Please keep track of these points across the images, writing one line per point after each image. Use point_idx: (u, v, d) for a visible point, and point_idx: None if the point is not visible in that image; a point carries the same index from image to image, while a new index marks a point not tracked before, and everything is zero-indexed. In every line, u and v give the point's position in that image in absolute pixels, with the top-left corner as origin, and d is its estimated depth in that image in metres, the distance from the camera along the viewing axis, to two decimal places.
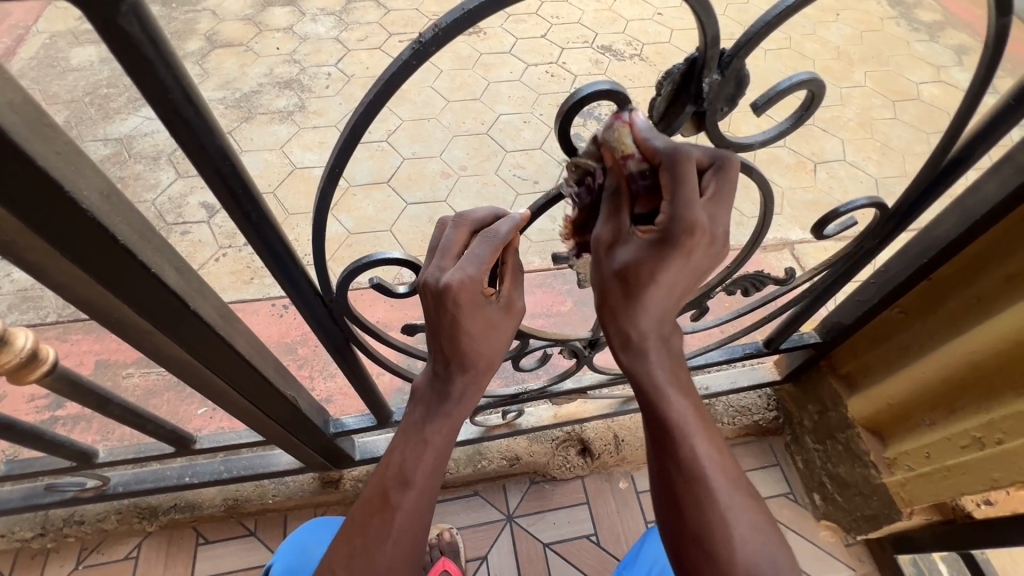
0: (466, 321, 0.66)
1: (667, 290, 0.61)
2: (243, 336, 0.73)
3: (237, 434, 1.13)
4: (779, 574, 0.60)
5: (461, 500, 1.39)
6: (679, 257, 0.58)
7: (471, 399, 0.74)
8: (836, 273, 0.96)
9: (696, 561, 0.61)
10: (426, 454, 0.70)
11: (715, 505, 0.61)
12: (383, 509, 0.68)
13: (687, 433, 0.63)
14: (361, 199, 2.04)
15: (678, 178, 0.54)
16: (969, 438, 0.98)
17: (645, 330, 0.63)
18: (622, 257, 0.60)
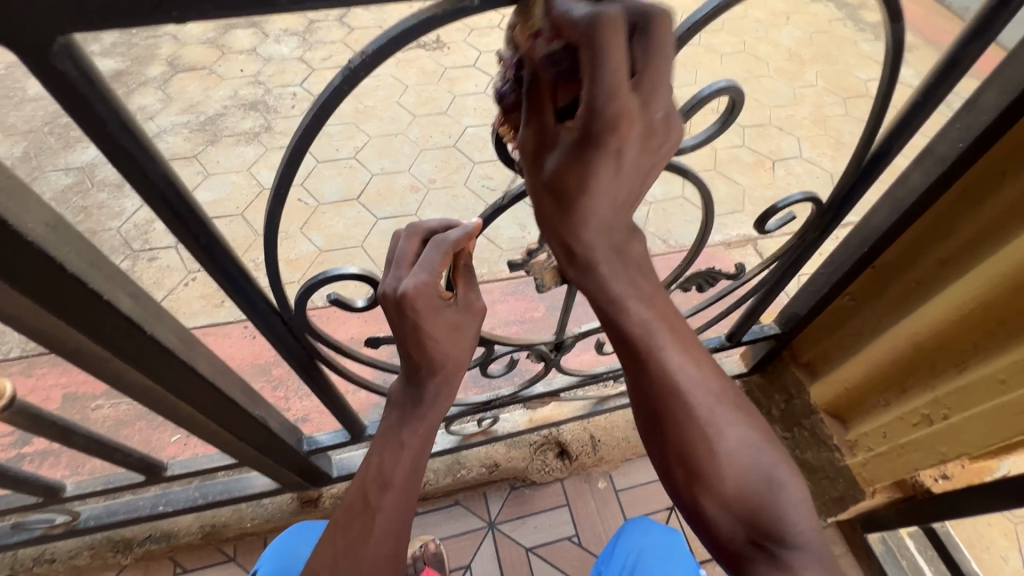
0: (424, 324, 0.67)
1: (606, 190, 0.56)
2: (206, 358, 0.74)
3: (210, 459, 1.12)
4: (767, 480, 0.61)
5: (442, 510, 1.40)
6: (606, 154, 0.52)
7: (445, 396, 0.74)
8: (785, 265, 1.01)
9: (681, 476, 0.62)
10: (403, 456, 0.71)
11: (695, 419, 0.62)
12: (364, 511, 0.68)
13: (656, 347, 0.63)
14: (331, 217, 2.05)
15: (598, 56, 0.44)
16: (920, 415, 1.03)
17: (591, 240, 0.61)
18: (550, 165, 0.54)
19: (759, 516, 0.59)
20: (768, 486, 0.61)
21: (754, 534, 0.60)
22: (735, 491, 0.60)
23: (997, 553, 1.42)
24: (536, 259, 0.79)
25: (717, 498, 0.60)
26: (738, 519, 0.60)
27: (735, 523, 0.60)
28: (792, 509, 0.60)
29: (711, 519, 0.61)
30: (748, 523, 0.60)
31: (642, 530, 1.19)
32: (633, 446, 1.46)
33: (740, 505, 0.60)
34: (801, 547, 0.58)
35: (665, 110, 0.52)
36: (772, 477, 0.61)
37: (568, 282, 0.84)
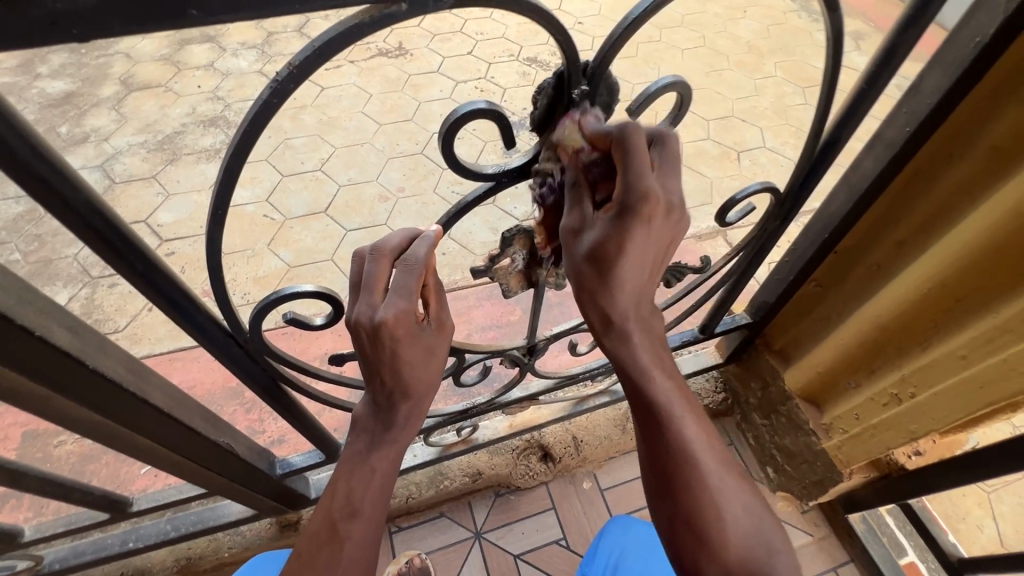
0: (402, 351, 0.66)
1: (633, 265, 0.62)
2: (160, 388, 0.71)
3: (178, 490, 1.08)
4: (767, 546, 0.61)
5: (427, 523, 1.37)
6: (638, 227, 0.59)
7: (415, 421, 0.73)
8: (748, 256, 1.01)
9: (684, 539, 0.62)
10: (373, 481, 0.69)
11: (706, 482, 0.62)
12: (331, 542, 0.66)
13: (674, 413, 0.65)
14: (299, 232, 2.00)
15: (628, 151, 0.56)
16: (889, 395, 1.05)
17: (625, 308, 0.65)
18: (588, 241, 0.61)
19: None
20: (767, 553, 0.61)
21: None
22: (737, 558, 0.60)
23: (974, 523, 1.46)
24: (498, 265, 0.78)
25: (718, 562, 0.60)
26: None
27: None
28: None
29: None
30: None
31: (620, 529, 1.19)
32: (615, 444, 1.46)
33: (740, 575, 0.60)
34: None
35: (682, 198, 0.61)
36: (769, 543, 0.61)
37: (534, 286, 0.83)
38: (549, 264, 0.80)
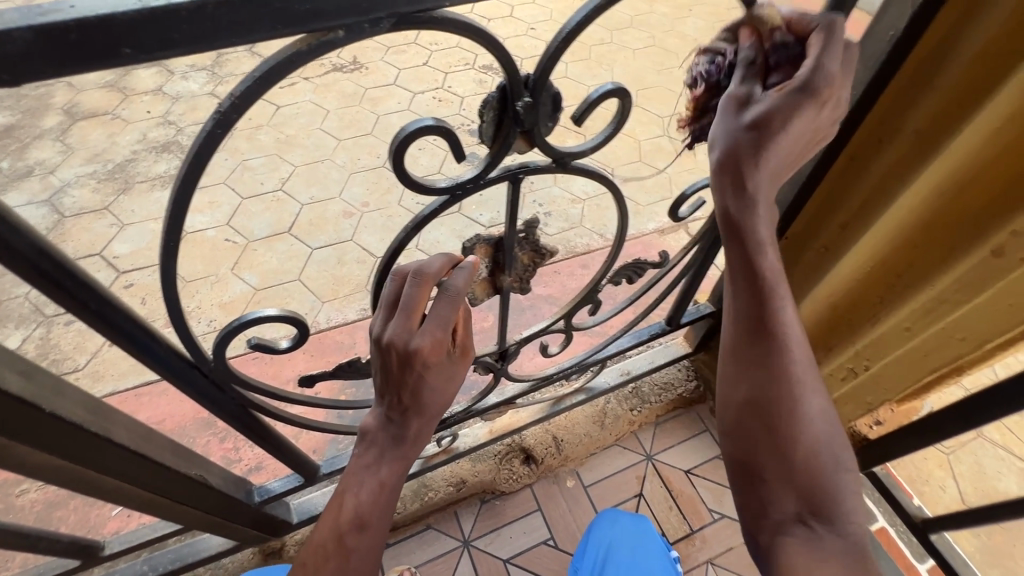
0: (430, 377, 0.68)
1: (787, 151, 0.57)
2: (124, 426, 0.69)
3: (153, 529, 1.04)
4: (834, 460, 0.62)
5: (414, 537, 1.37)
6: (815, 108, 0.55)
7: (425, 435, 0.74)
8: (706, 247, 1.06)
9: (758, 429, 0.64)
10: (379, 496, 0.69)
11: (790, 379, 0.63)
12: (339, 554, 0.65)
13: (781, 297, 0.63)
14: (263, 253, 1.97)
15: (832, 37, 0.54)
16: (845, 369, 1.12)
17: (759, 184, 0.58)
18: (753, 113, 0.55)
19: (819, 486, 0.61)
20: (833, 464, 0.62)
21: (809, 508, 0.61)
22: (804, 458, 0.62)
23: (936, 484, 1.54)
24: None
25: (784, 458, 0.62)
26: (794, 488, 0.61)
27: (790, 493, 0.62)
28: (846, 490, 0.62)
29: (768, 481, 0.63)
30: (804, 496, 0.61)
31: (607, 523, 1.22)
32: (595, 440, 1.49)
33: (803, 473, 0.61)
34: (847, 532, 0.59)
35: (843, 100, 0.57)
36: (837, 456, 0.63)
37: (498, 292, 0.85)
38: (512, 271, 0.82)
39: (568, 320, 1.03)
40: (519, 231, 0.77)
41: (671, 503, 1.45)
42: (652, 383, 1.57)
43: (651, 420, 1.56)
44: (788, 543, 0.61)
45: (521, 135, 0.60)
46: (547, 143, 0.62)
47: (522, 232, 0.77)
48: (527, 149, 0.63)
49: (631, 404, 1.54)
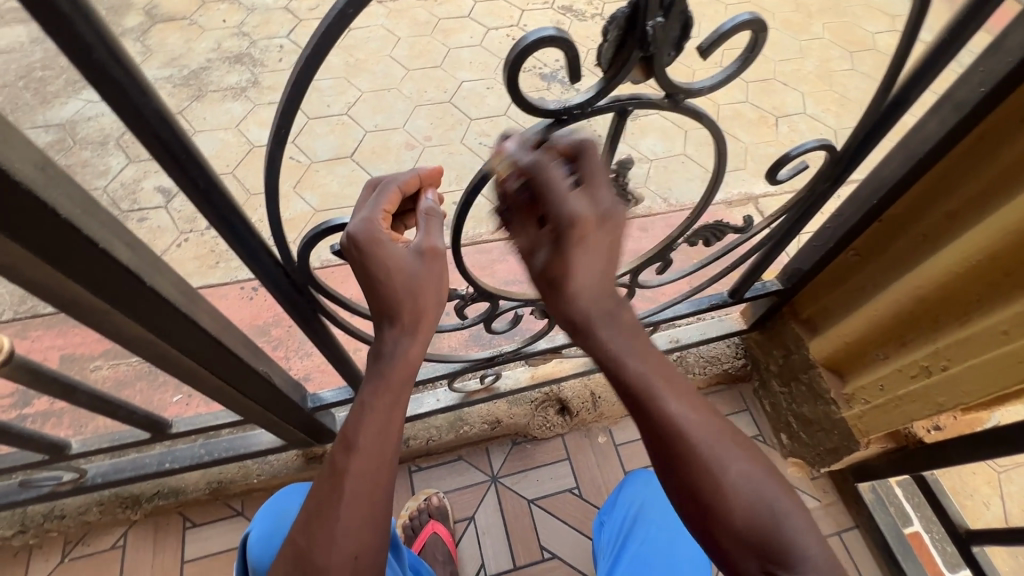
0: (369, 266, 0.66)
1: (584, 268, 0.67)
2: (208, 313, 0.72)
3: (214, 417, 1.11)
4: (771, 509, 0.60)
5: (445, 465, 1.42)
6: (575, 241, 0.66)
7: (397, 345, 0.68)
8: (792, 219, 0.99)
9: (692, 514, 0.62)
10: (366, 415, 0.65)
11: (701, 459, 0.61)
12: (333, 470, 0.63)
13: (655, 395, 0.63)
14: (324, 175, 1.99)
15: (546, 182, 0.64)
16: (918, 367, 1.04)
17: (585, 307, 0.67)
18: (543, 257, 0.68)
19: (767, 541, 0.58)
20: (773, 515, 0.59)
21: (769, 566, 0.58)
22: (744, 523, 0.59)
23: (980, 500, 1.48)
24: None
25: (728, 529, 0.60)
26: (749, 552, 0.59)
27: (747, 556, 0.59)
28: (794, 529, 0.59)
29: (727, 552, 0.60)
30: (760, 555, 0.59)
31: (642, 482, 1.23)
32: None
33: (748, 535, 0.59)
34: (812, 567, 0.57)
35: (613, 204, 0.67)
36: (772, 505, 0.60)
37: None
38: None
39: (634, 277, 1.01)
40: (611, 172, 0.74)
41: None
42: (697, 355, 1.54)
43: None
44: None
45: (642, 61, 0.56)
46: (666, 73, 0.58)
47: (614, 172, 0.74)
48: (643, 79, 0.59)
49: None
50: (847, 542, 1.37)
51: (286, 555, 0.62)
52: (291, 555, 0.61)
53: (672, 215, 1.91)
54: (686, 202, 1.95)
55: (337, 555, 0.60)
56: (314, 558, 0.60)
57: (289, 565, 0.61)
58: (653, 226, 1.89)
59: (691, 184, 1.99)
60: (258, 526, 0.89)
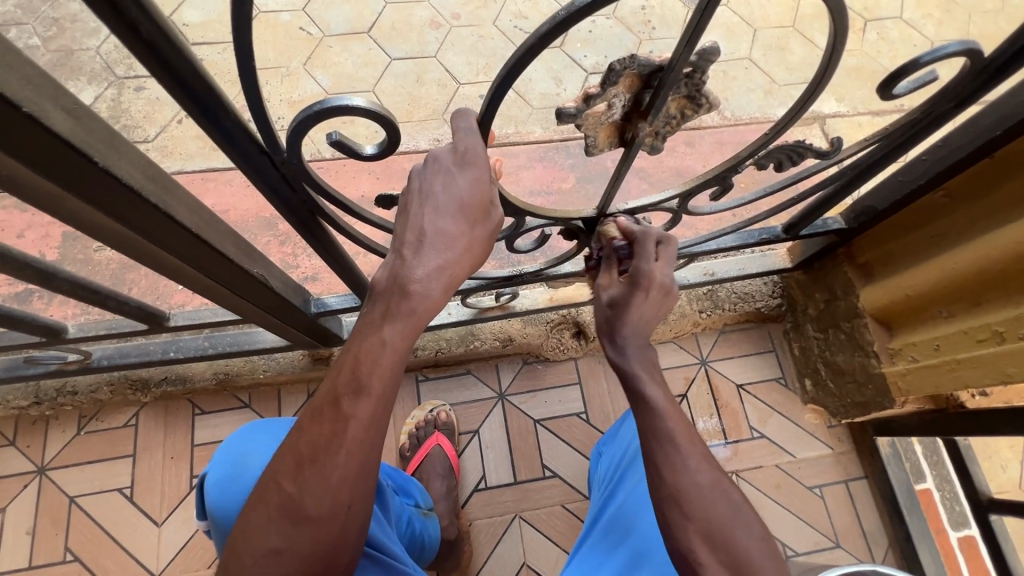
0: (456, 179, 0.61)
1: (640, 314, 0.78)
2: (186, 204, 0.62)
3: (213, 313, 1.06)
4: (739, 533, 0.65)
5: (453, 378, 1.39)
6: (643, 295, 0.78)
7: (434, 273, 0.63)
8: (892, 144, 0.83)
9: (674, 526, 0.66)
10: (382, 359, 0.62)
11: (694, 477, 0.67)
12: (332, 419, 0.60)
13: (661, 414, 0.71)
14: (337, 53, 1.77)
15: (643, 247, 0.80)
16: (990, 332, 0.92)
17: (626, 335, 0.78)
18: (658, 273, 0.79)
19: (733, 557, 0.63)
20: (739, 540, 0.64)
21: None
22: (714, 537, 0.64)
23: (998, 462, 1.42)
24: (592, 110, 0.62)
25: (701, 539, 0.64)
26: (723, 567, 0.63)
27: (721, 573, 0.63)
28: (754, 553, 0.64)
29: (700, 565, 0.64)
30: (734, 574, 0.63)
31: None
32: (653, 332, 1.42)
33: (725, 552, 0.64)
34: None
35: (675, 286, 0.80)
36: (741, 528, 0.65)
37: (626, 144, 0.69)
38: (653, 121, 0.64)
39: (684, 201, 0.86)
40: (687, 66, 0.57)
41: (713, 410, 1.40)
42: (730, 290, 1.43)
43: (716, 326, 1.46)
44: None
45: None
46: None
47: (691, 65, 0.57)
48: None
49: (702, 306, 1.42)
50: (852, 491, 1.34)
51: (272, 498, 0.60)
52: (277, 501, 0.60)
53: (724, 131, 1.70)
54: (742, 117, 1.72)
55: (327, 501, 0.59)
56: (305, 505, 0.59)
57: (276, 510, 0.60)
58: (701, 141, 1.69)
59: (751, 95, 1.74)
60: (215, 469, 0.82)
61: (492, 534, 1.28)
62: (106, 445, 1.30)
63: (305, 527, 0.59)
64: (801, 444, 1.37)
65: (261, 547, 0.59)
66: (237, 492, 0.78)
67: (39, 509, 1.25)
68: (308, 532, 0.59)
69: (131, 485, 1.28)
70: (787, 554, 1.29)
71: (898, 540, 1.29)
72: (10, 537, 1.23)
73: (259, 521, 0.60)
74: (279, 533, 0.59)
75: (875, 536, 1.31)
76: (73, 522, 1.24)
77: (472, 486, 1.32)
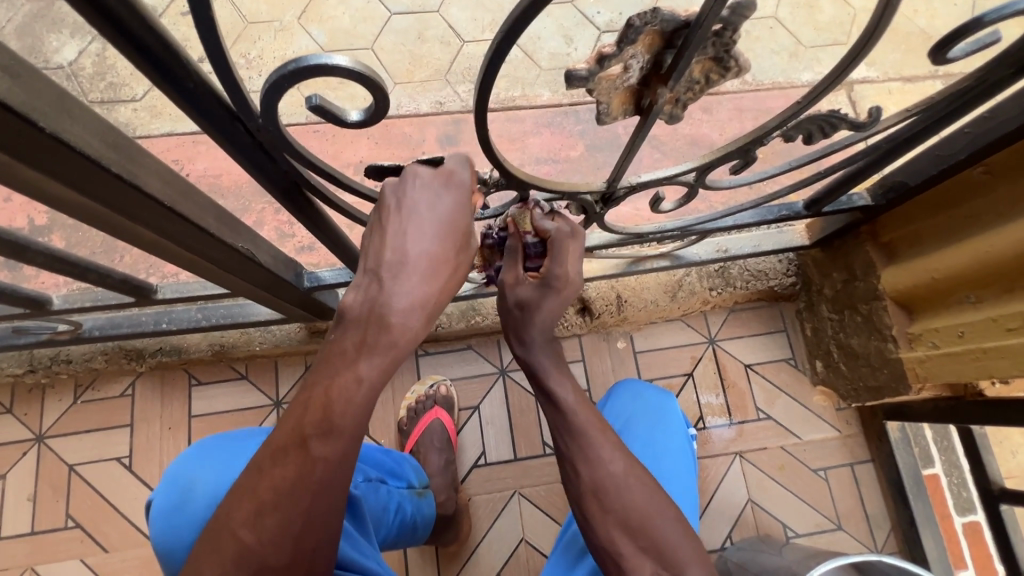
0: (439, 198, 0.61)
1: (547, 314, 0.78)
2: (156, 174, 0.56)
3: (203, 286, 1.01)
4: (658, 513, 0.71)
5: (454, 353, 1.36)
6: (552, 296, 0.77)
7: (415, 296, 0.60)
8: (935, 115, 0.76)
9: (595, 520, 0.71)
10: (357, 396, 0.58)
11: (607, 468, 0.72)
12: (293, 467, 0.57)
13: (568, 408, 0.75)
14: (334, 7, 1.65)
15: (558, 251, 0.74)
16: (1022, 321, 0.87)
17: (539, 332, 0.79)
18: (569, 272, 0.77)
19: (656, 542, 0.69)
20: (659, 523, 0.70)
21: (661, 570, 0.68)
22: (636, 523, 0.70)
23: (1008, 448, 1.39)
24: (607, 73, 0.55)
25: (620, 525, 0.70)
26: (644, 553, 0.69)
27: (644, 559, 0.69)
28: (673, 535, 0.70)
29: (624, 559, 0.69)
30: (655, 557, 0.69)
31: (630, 396, 1.12)
32: (661, 310, 1.37)
33: (644, 540, 0.69)
34: None
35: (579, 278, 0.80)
36: (657, 512, 0.71)
37: (642, 111, 0.62)
38: (675, 85, 0.57)
39: (702, 174, 0.79)
40: (717, 23, 0.50)
41: (720, 390, 1.37)
42: (743, 268, 1.37)
43: (727, 304, 1.41)
44: None
45: None
46: None
47: (722, 21, 0.50)
48: None
49: (713, 283, 1.37)
50: (857, 474, 1.32)
51: (230, 547, 0.57)
52: (233, 552, 0.57)
53: (744, 98, 1.61)
54: (764, 82, 1.62)
55: (289, 549, 0.57)
56: (267, 556, 0.57)
57: (233, 560, 0.57)
58: (719, 108, 1.60)
59: (775, 58, 1.62)
60: (162, 494, 0.79)
61: (492, 510, 1.27)
62: (103, 413, 1.29)
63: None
64: (808, 427, 1.35)
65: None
66: (189, 519, 0.76)
67: (40, 476, 1.25)
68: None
69: (130, 454, 1.27)
70: (787, 535, 1.28)
71: (901, 524, 1.27)
72: (12, 503, 1.23)
73: (212, 573, 0.57)
74: None
75: (878, 520, 1.30)
76: (73, 489, 1.25)
77: (472, 462, 1.31)
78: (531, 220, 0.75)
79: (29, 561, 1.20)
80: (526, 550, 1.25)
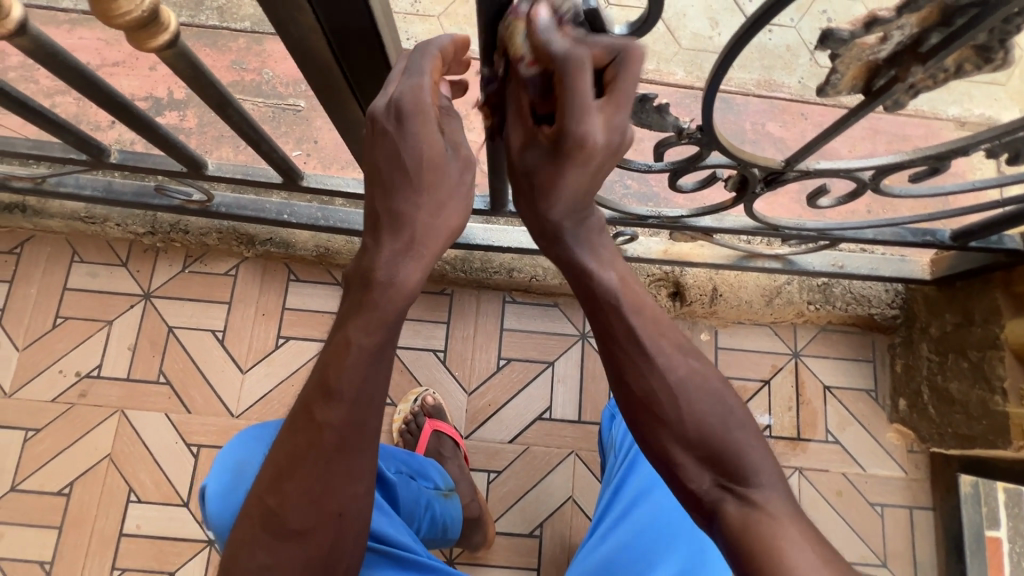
0: (410, 133, 0.59)
1: (575, 186, 0.63)
2: (394, 47, 0.60)
3: (343, 184, 1.04)
4: (722, 422, 0.67)
5: (540, 308, 1.37)
6: (573, 162, 0.61)
7: (422, 225, 0.62)
8: None
9: (648, 431, 0.69)
10: (369, 322, 0.61)
11: (666, 377, 0.68)
12: (319, 393, 0.62)
13: (621, 305, 0.69)
14: None
15: (565, 83, 0.55)
16: None
17: (573, 224, 0.68)
18: (595, 133, 0.58)
19: (720, 450, 0.66)
20: (722, 428, 0.67)
21: (721, 477, 0.66)
22: (695, 429, 0.67)
23: None
24: (862, 40, 0.54)
25: (678, 434, 0.67)
26: (702, 463, 0.67)
27: (701, 469, 0.67)
28: (740, 440, 0.67)
29: (680, 466, 0.67)
30: (714, 467, 0.66)
31: None
32: (752, 311, 1.35)
33: (703, 450, 0.67)
34: (760, 484, 0.65)
35: (625, 134, 0.60)
36: (722, 416, 0.68)
37: (872, 93, 0.60)
38: (928, 67, 0.55)
39: (881, 175, 0.77)
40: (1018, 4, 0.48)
41: (792, 405, 1.35)
42: (847, 289, 1.33)
43: (819, 322, 1.37)
44: (719, 509, 0.65)
45: None
46: None
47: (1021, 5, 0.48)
48: None
49: (812, 297, 1.33)
50: (914, 517, 1.30)
51: (269, 470, 0.65)
52: (273, 470, 0.64)
53: None
54: None
55: (322, 463, 0.63)
56: (300, 472, 0.63)
57: (270, 481, 0.64)
58: None
59: None
60: (215, 480, 0.85)
61: (546, 463, 1.30)
62: (206, 287, 1.36)
63: (302, 494, 0.63)
64: (875, 460, 1.32)
65: (271, 515, 0.64)
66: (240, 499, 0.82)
67: (141, 331, 1.34)
68: (303, 502, 0.63)
69: (224, 330, 1.35)
70: None
71: None
72: (113, 348, 1.32)
73: (258, 493, 0.65)
74: (277, 497, 0.64)
75: (925, 566, 1.28)
76: (169, 349, 1.33)
77: (537, 413, 1.33)
78: (527, 35, 0.55)
79: (120, 404, 1.30)
80: (571, 508, 1.29)
